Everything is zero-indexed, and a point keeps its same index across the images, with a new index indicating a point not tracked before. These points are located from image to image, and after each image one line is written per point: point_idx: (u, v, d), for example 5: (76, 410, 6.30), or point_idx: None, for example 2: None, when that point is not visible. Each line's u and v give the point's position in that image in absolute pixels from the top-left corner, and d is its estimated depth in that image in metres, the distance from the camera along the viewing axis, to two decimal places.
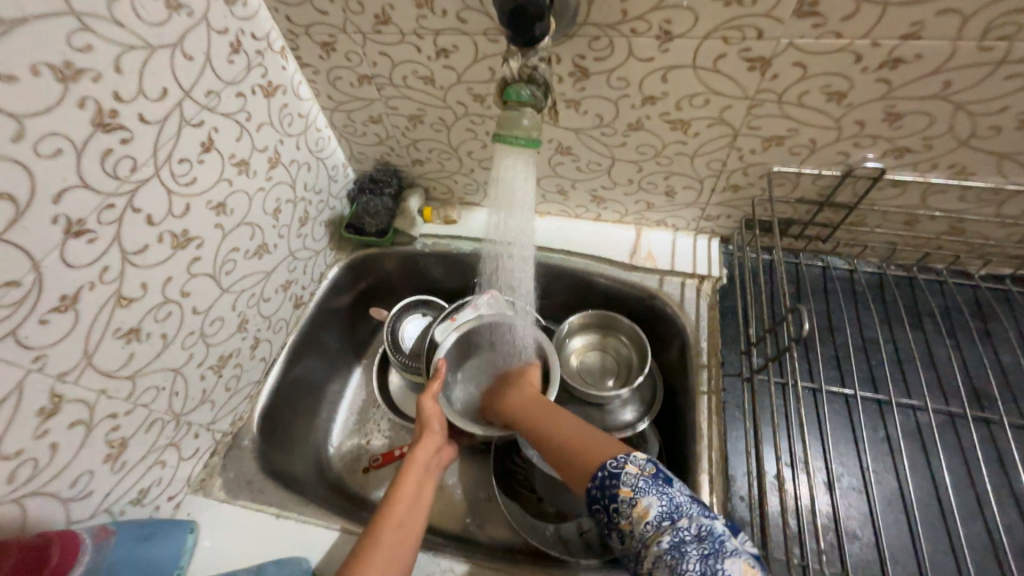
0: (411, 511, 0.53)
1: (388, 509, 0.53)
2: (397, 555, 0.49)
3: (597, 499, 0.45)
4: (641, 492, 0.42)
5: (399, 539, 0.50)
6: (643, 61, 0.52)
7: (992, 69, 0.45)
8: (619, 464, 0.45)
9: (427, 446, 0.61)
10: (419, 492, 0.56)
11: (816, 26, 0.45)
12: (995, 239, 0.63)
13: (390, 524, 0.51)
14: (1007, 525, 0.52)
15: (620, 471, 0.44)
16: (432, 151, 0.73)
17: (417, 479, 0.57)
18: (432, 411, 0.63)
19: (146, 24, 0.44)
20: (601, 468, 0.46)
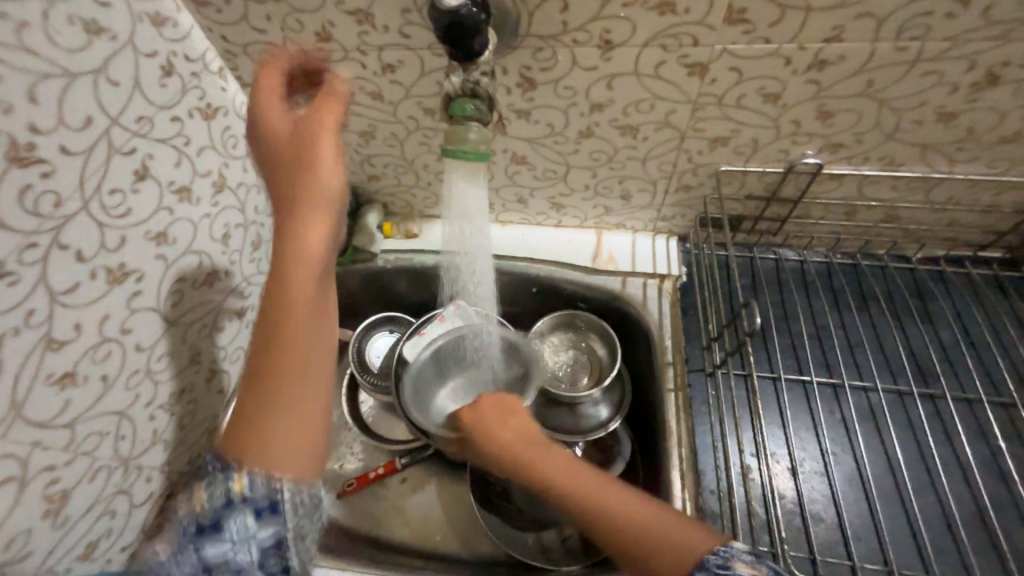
0: (307, 320, 0.41)
1: (274, 376, 0.39)
2: (299, 449, 0.40)
3: None
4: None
5: (296, 429, 0.40)
6: (588, 69, 0.53)
7: (909, 67, 0.48)
8: (725, 560, 0.37)
9: (317, 245, 0.42)
10: (307, 353, 0.41)
11: (746, 33, 0.47)
12: (927, 224, 0.67)
13: (278, 413, 0.39)
14: (956, 495, 0.54)
15: (733, 570, 0.36)
16: (387, 166, 0.72)
17: (314, 270, 0.41)
18: (332, 180, 0.41)
19: (63, 50, 0.41)
20: (699, 568, 0.37)
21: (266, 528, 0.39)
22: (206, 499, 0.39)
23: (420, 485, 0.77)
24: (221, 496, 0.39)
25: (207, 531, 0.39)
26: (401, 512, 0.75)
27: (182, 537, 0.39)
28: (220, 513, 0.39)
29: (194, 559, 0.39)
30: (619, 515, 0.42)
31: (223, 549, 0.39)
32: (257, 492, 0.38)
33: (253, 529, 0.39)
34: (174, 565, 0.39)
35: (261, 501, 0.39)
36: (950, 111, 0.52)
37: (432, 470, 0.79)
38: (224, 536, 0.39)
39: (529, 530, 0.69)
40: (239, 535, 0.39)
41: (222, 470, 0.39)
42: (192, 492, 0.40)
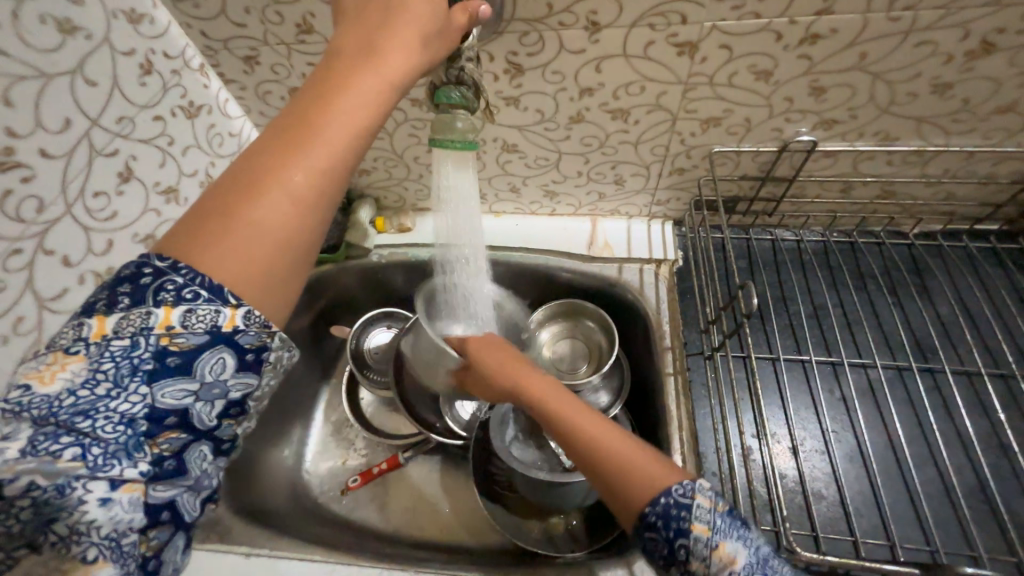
0: (314, 173, 0.34)
1: (274, 175, 0.33)
2: (256, 280, 0.33)
3: (657, 529, 0.38)
4: (722, 533, 0.37)
5: (262, 259, 0.32)
6: (575, 53, 0.52)
7: (901, 38, 0.47)
8: (687, 493, 0.38)
9: (364, 101, 0.35)
10: (320, 166, 0.34)
11: (735, 8, 0.46)
12: (923, 198, 0.66)
13: (245, 226, 0.32)
14: (956, 468, 0.54)
15: (693, 504, 0.38)
16: (377, 159, 0.71)
17: (344, 138, 0.35)
18: (417, 19, 0.37)
19: (36, 50, 0.40)
20: (663, 494, 0.38)
21: (236, 388, 0.34)
22: (173, 324, 0.31)
23: (423, 478, 0.78)
24: (200, 333, 0.32)
25: (167, 360, 0.32)
26: (405, 505, 0.75)
27: (109, 355, 0.31)
28: (195, 339, 0.32)
29: (137, 378, 0.31)
30: (605, 443, 0.43)
31: (166, 447, 0.32)
32: (246, 330, 0.33)
33: (226, 375, 0.33)
34: (104, 382, 0.30)
35: (250, 345, 0.33)
36: (944, 83, 0.51)
37: (435, 463, 0.79)
38: (192, 378, 0.32)
39: (534, 518, 0.70)
40: (206, 375, 0.33)
41: (205, 295, 0.31)
42: (139, 309, 0.31)
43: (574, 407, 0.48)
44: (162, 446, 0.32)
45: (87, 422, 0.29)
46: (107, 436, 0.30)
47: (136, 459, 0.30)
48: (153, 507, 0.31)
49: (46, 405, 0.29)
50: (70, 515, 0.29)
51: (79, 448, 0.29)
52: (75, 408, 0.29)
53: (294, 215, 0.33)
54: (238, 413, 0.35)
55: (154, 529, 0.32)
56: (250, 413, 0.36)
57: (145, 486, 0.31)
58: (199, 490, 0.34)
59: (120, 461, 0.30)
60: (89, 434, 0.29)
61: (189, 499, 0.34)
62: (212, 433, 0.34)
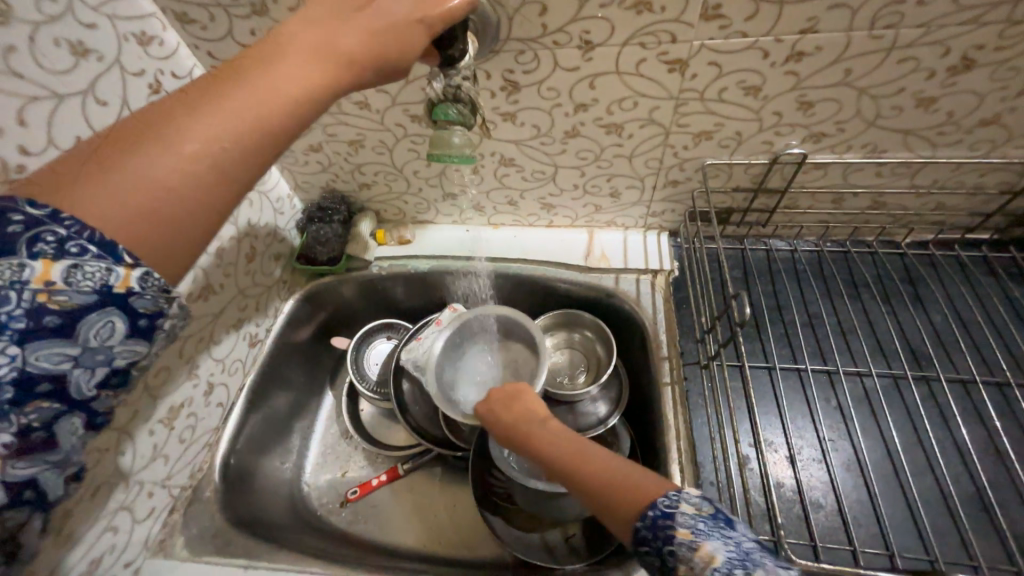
0: (222, 124, 0.32)
1: (178, 120, 0.32)
2: (135, 225, 0.30)
3: (648, 543, 0.38)
4: (702, 536, 0.35)
5: (151, 204, 0.31)
6: (569, 70, 0.54)
7: (884, 55, 0.49)
8: (671, 501, 0.38)
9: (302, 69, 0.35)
10: (234, 118, 0.32)
11: (722, 28, 0.48)
12: (913, 208, 0.68)
13: (124, 166, 0.30)
14: (954, 476, 0.54)
15: (673, 509, 0.37)
16: (377, 174, 0.72)
17: (273, 100, 0.34)
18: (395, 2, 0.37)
19: (50, 73, 0.42)
20: (650, 507, 0.38)
21: (121, 356, 0.33)
22: (53, 276, 0.29)
23: (423, 490, 0.78)
24: (88, 292, 0.30)
25: (45, 318, 0.29)
26: (404, 517, 0.75)
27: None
28: (79, 298, 0.30)
29: (9, 337, 0.28)
30: (594, 463, 0.44)
31: (34, 415, 0.30)
32: (143, 292, 0.32)
33: (113, 341, 0.32)
34: None
35: (144, 310, 0.33)
36: (929, 96, 0.52)
37: (435, 475, 0.79)
38: (76, 340, 0.31)
39: (534, 530, 0.70)
40: (91, 338, 0.31)
41: (94, 250, 0.30)
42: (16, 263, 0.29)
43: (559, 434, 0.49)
44: (32, 413, 0.30)
45: None
46: None
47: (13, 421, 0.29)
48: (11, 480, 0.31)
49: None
50: None
51: None
52: None
53: (190, 160, 0.31)
54: (113, 382, 0.33)
55: (13, 509, 0.31)
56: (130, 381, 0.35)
57: (4, 465, 0.30)
58: (63, 470, 0.34)
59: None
60: None
61: (52, 479, 0.33)
62: (87, 403, 0.33)
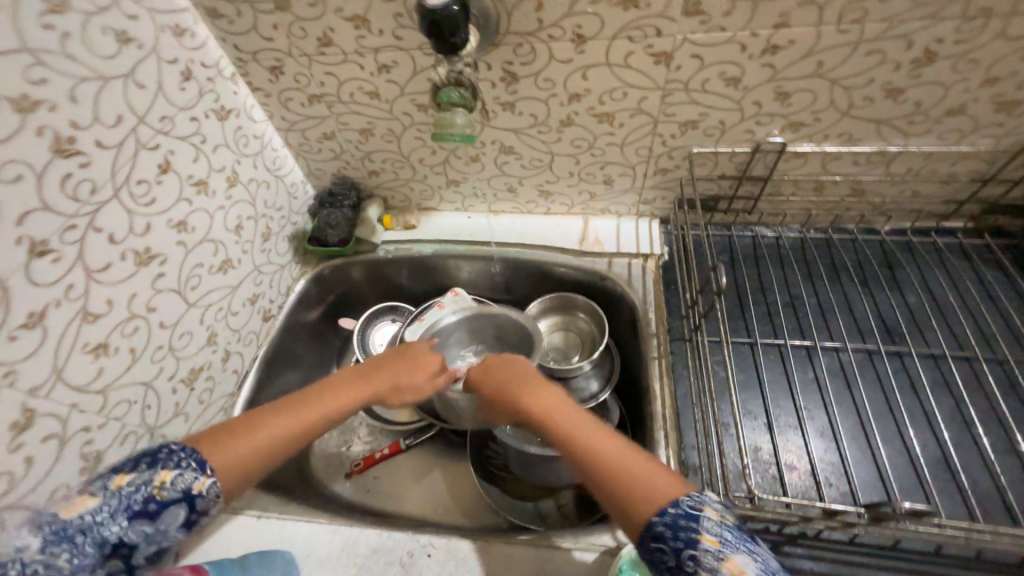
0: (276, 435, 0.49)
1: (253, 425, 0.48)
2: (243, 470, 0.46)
3: (664, 541, 0.38)
4: (730, 547, 0.36)
5: (252, 459, 0.47)
6: (564, 62, 0.58)
7: (852, 48, 0.53)
8: (697, 505, 0.39)
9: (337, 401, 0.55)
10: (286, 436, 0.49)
11: (703, 22, 0.52)
12: (891, 196, 0.71)
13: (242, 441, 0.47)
14: (922, 442, 0.58)
15: (701, 515, 0.38)
16: (385, 161, 0.77)
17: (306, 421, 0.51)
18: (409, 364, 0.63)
19: (97, 57, 0.47)
20: (672, 504, 0.39)
21: (169, 539, 0.43)
22: (166, 483, 0.42)
23: (424, 463, 0.81)
24: (178, 491, 0.43)
25: (148, 505, 0.42)
26: (405, 487, 0.79)
27: (116, 498, 0.41)
28: (172, 494, 0.42)
29: (124, 515, 0.41)
30: (610, 450, 0.46)
31: (107, 567, 0.41)
32: (205, 493, 0.44)
33: (172, 527, 0.43)
34: (105, 512, 0.40)
35: (202, 507, 0.44)
36: (897, 87, 0.57)
37: (436, 449, 0.83)
38: (156, 523, 0.42)
39: (529, 499, 0.73)
40: (166, 523, 0.43)
41: (193, 466, 0.44)
42: (147, 469, 0.42)
43: (577, 416, 0.51)
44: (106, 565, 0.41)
45: (81, 536, 0.39)
46: (86, 550, 0.39)
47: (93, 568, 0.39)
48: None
49: (60, 529, 0.38)
50: None
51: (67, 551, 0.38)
52: (80, 525, 0.39)
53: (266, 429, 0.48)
54: (156, 552, 0.44)
55: None
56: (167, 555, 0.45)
57: None
58: None
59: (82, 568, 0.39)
60: (78, 546, 0.39)
61: None
62: (131, 564, 0.42)
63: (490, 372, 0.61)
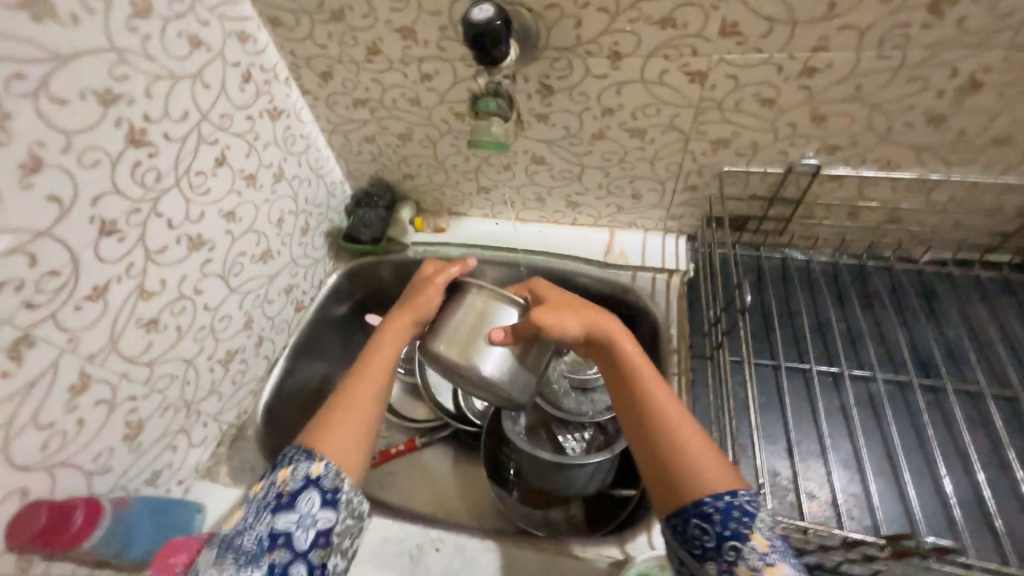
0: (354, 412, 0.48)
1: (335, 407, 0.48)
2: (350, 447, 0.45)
3: (710, 522, 0.39)
4: (779, 554, 0.37)
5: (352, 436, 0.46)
6: (599, 77, 0.60)
7: (893, 74, 0.53)
8: (754, 504, 0.39)
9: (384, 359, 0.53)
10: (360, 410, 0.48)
11: (739, 43, 0.53)
12: (931, 225, 0.69)
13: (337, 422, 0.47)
14: (953, 481, 0.55)
15: (756, 515, 0.39)
16: (420, 166, 0.80)
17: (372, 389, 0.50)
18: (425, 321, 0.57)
19: (172, 58, 0.52)
20: (729, 493, 0.40)
21: (321, 521, 0.41)
22: (287, 475, 0.42)
23: (437, 462, 0.83)
24: (298, 479, 0.42)
25: (280, 497, 0.41)
26: (417, 484, 0.80)
27: (255, 502, 0.42)
28: (295, 484, 0.42)
29: (265, 511, 0.41)
30: (674, 420, 0.45)
31: (277, 560, 0.39)
32: (326, 476, 0.43)
33: (315, 510, 0.41)
34: (248, 516, 0.41)
35: (330, 485, 0.43)
36: (939, 114, 0.56)
37: (450, 449, 0.84)
38: (295, 510, 0.41)
39: (538, 507, 0.73)
40: (305, 508, 0.41)
41: (303, 457, 0.43)
42: (269, 472, 0.43)
43: (652, 378, 0.49)
44: (277, 558, 0.39)
45: (239, 539, 0.39)
46: (245, 547, 0.39)
47: (260, 563, 0.38)
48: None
49: (224, 539, 0.40)
50: None
51: (230, 554, 0.39)
52: (235, 531, 0.40)
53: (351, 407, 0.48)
54: (326, 544, 0.41)
55: None
56: (339, 544, 0.42)
57: None
58: None
59: (247, 567, 0.38)
60: (239, 549, 0.39)
61: None
62: (306, 555, 0.40)
63: (551, 292, 0.56)
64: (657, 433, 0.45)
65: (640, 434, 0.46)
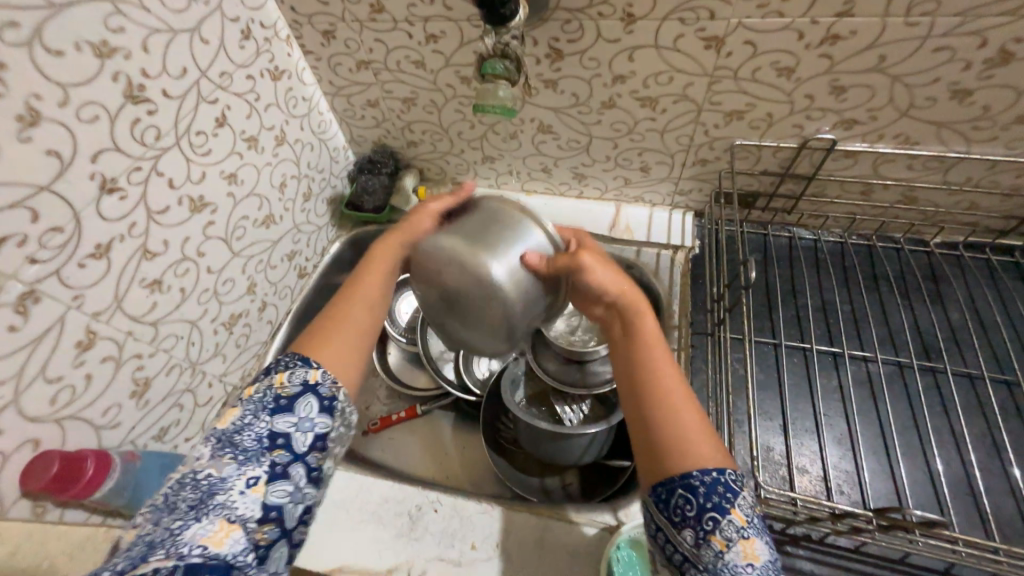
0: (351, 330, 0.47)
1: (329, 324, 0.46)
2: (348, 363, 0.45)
3: (694, 495, 0.37)
4: (754, 528, 0.36)
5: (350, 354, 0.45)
6: (611, 41, 0.58)
7: (920, 43, 0.50)
8: (738, 481, 0.38)
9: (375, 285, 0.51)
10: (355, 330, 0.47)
11: (760, 7, 0.51)
12: (945, 207, 0.68)
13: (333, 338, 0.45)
14: (945, 461, 0.56)
15: (739, 492, 0.37)
16: (425, 133, 0.79)
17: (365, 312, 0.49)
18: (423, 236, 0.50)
19: (169, 11, 0.50)
20: (717, 470, 0.38)
21: (320, 426, 0.41)
22: (285, 380, 0.41)
23: (436, 429, 0.85)
24: (297, 384, 0.41)
25: (279, 400, 0.40)
26: (417, 449, 0.83)
27: (251, 404, 0.40)
28: (294, 389, 0.41)
29: (264, 413, 0.40)
30: (671, 389, 0.43)
31: (276, 461, 0.38)
32: (324, 383, 0.42)
33: (313, 415, 0.41)
34: (244, 417, 0.39)
35: (328, 393, 0.42)
36: (964, 89, 0.53)
37: (449, 417, 0.86)
38: (294, 414, 0.40)
39: (535, 474, 0.75)
40: (305, 412, 0.41)
41: (301, 362, 0.43)
42: (264, 376, 0.42)
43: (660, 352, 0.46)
44: (277, 458, 0.39)
45: (236, 438, 0.38)
46: (245, 447, 0.38)
47: (262, 461, 0.38)
48: (268, 507, 0.37)
49: (218, 437, 0.38)
50: (219, 501, 0.35)
51: (228, 451, 0.37)
52: (231, 432, 0.39)
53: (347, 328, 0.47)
54: (322, 448, 0.41)
55: (265, 525, 0.37)
56: (332, 449, 0.43)
57: (264, 489, 0.37)
58: (298, 502, 0.39)
59: (247, 464, 0.37)
60: (237, 448, 0.38)
61: (292, 506, 0.39)
62: (302, 457, 0.40)
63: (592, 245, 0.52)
64: (649, 393, 0.43)
65: (635, 397, 0.43)
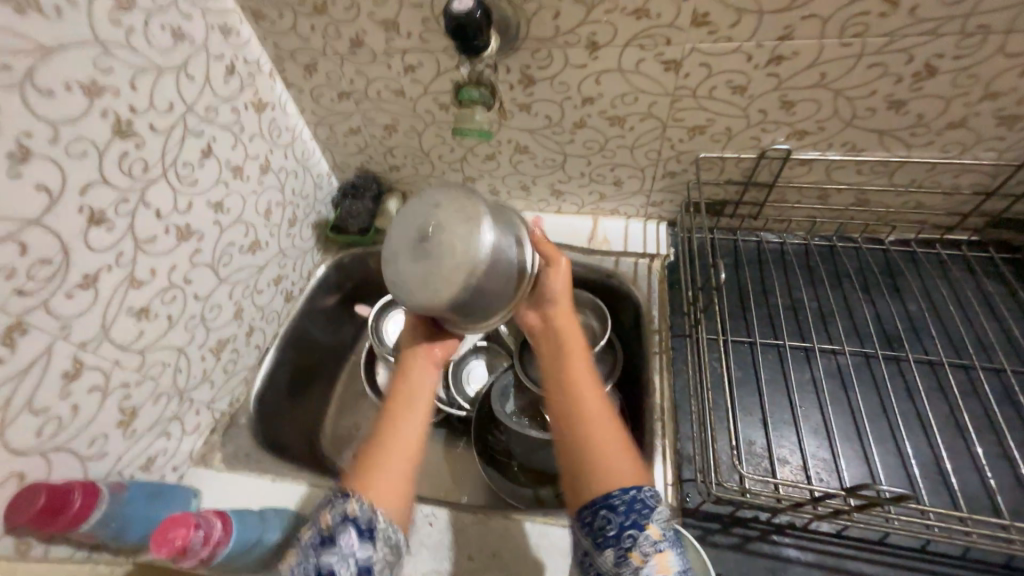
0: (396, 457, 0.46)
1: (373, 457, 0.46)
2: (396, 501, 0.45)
3: (615, 514, 0.41)
4: (667, 541, 0.41)
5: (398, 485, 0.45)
6: (578, 67, 0.62)
7: (855, 60, 0.55)
8: (654, 498, 0.43)
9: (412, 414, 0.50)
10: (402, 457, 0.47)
11: (710, 33, 0.56)
12: (895, 206, 0.73)
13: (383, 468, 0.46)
14: (914, 445, 0.59)
15: (655, 507, 0.42)
16: (407, 157, 0.82)
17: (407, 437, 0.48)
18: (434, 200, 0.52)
19: (156, 50, 0.53)
20: (635, 488, 0.43)
21: (360, 557, 0.41)
22: (327, 516, 0.43)
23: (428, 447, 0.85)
24: (334, 516, 0.43)
25: (321, 536, 0.42)
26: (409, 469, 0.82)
27: (304, 545, 0.43)
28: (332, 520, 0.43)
29: (312, 551, 0.42)
30: (595, 411, 0.48)
31: None
32: (361, 515, 0.42)
33: (351, 545, 0.41)
34: (299, 555, 0.42)
35: (363, 521, 0.42)
36: (898, 100, 0.59)
37: (440, 434, 0.86)
38: (335, 548, 0.41)
39: (528, 486, 0.74)
40: (343, 544, 0.41)
41: (341, 493, 0.44)
42: (315, 515, 0.44)
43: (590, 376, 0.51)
44: None
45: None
46: None
47: None
48: None
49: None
50: None
51: None
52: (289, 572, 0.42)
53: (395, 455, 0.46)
54: None
55: None
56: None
57: None
58: None
59: None
60: None
61: None
62: None
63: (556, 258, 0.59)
64: (576, 415, 0.48)
65: (564, 416, 0.49)
